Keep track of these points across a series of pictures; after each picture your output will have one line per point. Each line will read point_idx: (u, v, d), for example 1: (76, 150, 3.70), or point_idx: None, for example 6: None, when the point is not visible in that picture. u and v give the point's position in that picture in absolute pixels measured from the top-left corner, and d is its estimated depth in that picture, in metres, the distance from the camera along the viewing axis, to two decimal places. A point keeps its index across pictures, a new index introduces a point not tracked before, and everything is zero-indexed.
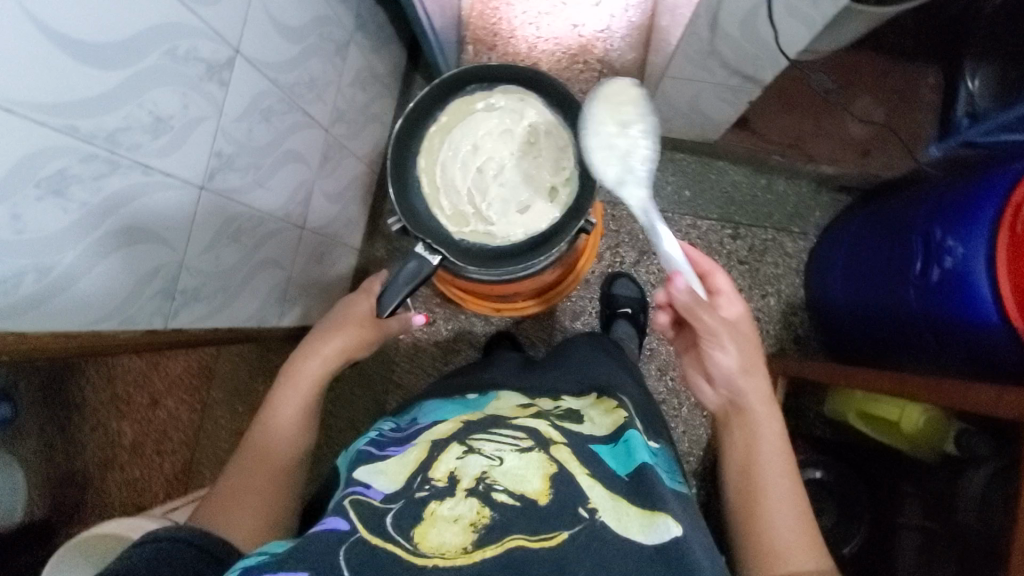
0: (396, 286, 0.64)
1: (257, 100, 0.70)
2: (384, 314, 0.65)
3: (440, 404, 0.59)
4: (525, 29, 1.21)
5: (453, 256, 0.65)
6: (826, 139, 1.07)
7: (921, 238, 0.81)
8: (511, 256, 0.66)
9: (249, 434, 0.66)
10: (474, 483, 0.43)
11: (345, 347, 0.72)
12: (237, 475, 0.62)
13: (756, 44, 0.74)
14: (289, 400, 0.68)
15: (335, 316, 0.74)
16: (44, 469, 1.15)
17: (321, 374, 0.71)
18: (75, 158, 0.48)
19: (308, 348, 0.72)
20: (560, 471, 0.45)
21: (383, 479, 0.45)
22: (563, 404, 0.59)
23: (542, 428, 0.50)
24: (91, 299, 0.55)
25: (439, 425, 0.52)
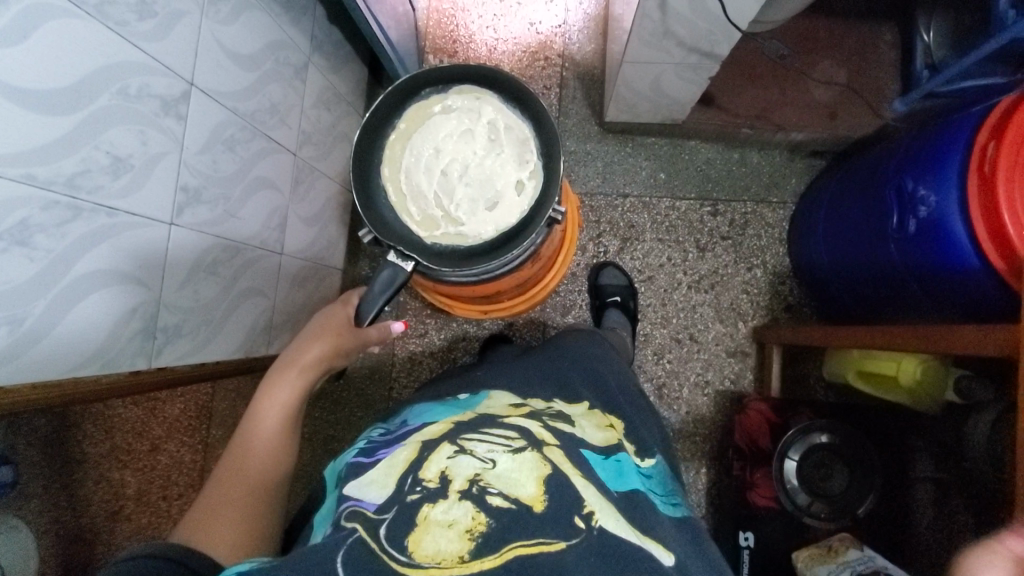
0: (374, 294, 0.65)
1: (218, 131, 0.70)
2: (365, 322, 0.66)
3: (429, 406, 0.59)
4: (483, 32, 1.22)
5: (426, 259, 0.65)
6: (793, 106, 1.06)
7: (894, 191, 0.82)
8: (484, 254, 0.66)
9: (229, 450, 0.65)
10: (467, 485, 0.42)
11: (323, 356, 0.72)
12: (217, 490, 0.60)
13: (709, 20, 0.74)
14: (269, 414, 0.68)
15: (312, 326, 0.74)
16: (52, 529, 1.14)
17: (301, 385, 0.71)
18: (36, 206, 0.48)
19: (286, 360, 0.71)
20: (554, 472, 0.45)
21: (375, 488, 0.44)
22: (555, 405, 0.58)
23: (535, 429, 0.49)
24: (68, 346, 0.54)
25: (429, 426, 0.51)
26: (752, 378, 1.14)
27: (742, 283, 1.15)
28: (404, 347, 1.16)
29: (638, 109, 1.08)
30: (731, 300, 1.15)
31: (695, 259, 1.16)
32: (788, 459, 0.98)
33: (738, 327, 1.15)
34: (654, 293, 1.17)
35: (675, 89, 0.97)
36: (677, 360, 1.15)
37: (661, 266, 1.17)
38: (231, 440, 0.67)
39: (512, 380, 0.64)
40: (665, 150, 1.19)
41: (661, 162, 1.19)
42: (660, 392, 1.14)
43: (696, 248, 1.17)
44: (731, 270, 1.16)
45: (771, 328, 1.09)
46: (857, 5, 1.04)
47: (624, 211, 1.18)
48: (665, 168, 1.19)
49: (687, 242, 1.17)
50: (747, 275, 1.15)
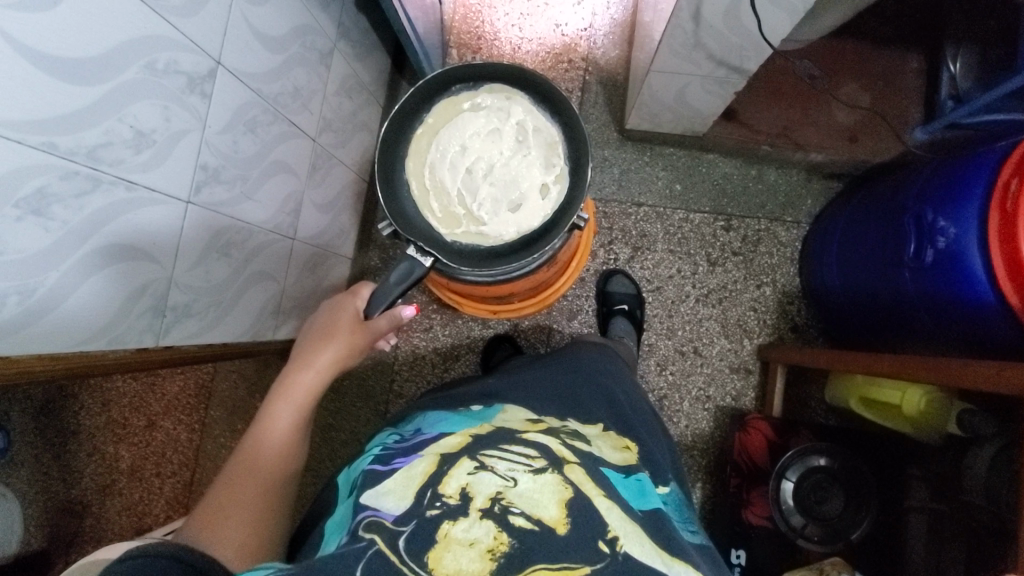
0: (387, 287, 0.63)
1: (241, 112, 0.69)
2: (373, 315, 0.64)
3: (443, 415, 0.58)
4: (508, 30, 1.21)
5: (446, 257, 0.64)
6: (813, 127, 1.06)
7: (912, 220, 0.81)
8: (504, 256, 0.66)
9: (239, 448, 0.65)
10: (489, 503, 0.42)
11: (338, 357, 0.71)
12: (227, 489, 0.60)
13: (743, 36, 0.74)
14: (285, 412, 0.68)
15: (324, 323, 0.73)
16: (40, 499, 1.13)
17: (315, 386, 0.71)
18: (54, 175, 0.47)
19: (299, 358, 0.72)
20: (576, 495, 0.44)
21: (392, 498, 0.44)
22: (571, 424, 0.57)
23: (554, 446, 0.49)
24: (79, 319, 0.54)
25: (446, 437, 0.51)
26: (754, 396, 1.13)
27: (751, 300, 1.15)
28: (408, 340, 1.16)
29: (660, 118, 1.07)
30: (738, 316, 1.15)
31: (705, 273, 1.16)
32: (784, 480, 0.98)
33: (743, 344, 1.15)
34: (662, 303, 1.16)
35: (699, 101, 0.96)
36: (680, 373, 1.15)
37: (671, 277, 1.17)
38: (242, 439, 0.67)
39: (524, 392, 0.63)
40: (683, 161, 1.19)
41: (677, 173, 1.18)
42: (661, 405, 1.14)
43: (707, 262, 1.16)
44: (740, 287, 1.15)
45: (776, 347, 1.08)
46: (884, 30, 1.04)
47: (638, 220, 1.18)
48: (682, 180, 1.18)
49: (698, 255, 1.17)
50: (756, 292, 1.15)
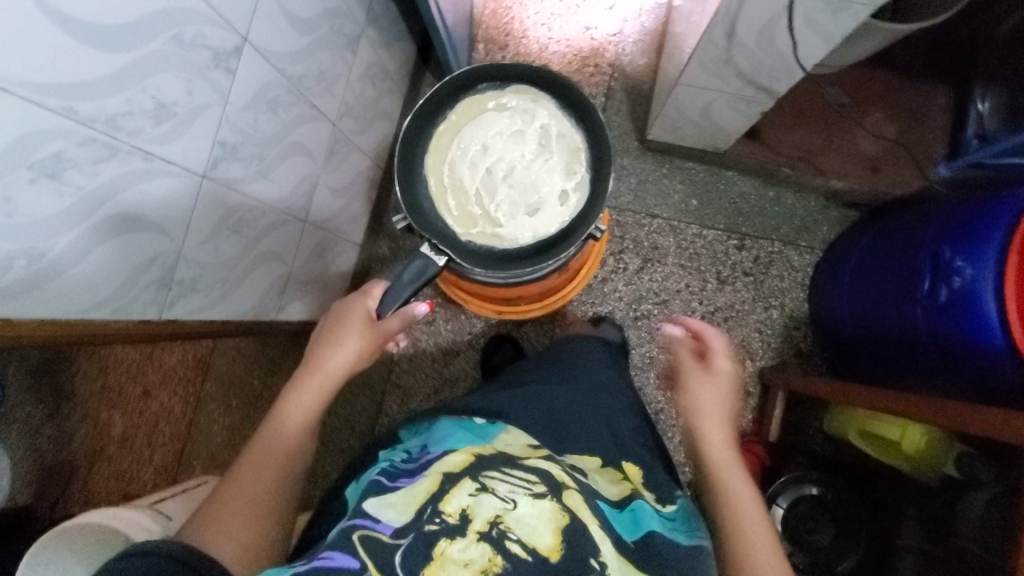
0: (399, 286, 0.63)
1: (263, 91, 0.69)
2: (384, 313, 0.64)
3: (450, 427, 0.57)
4: (537, 29, 1.20)
5: (459, 257, 0.64)
6: (836, 154, 1.05)
7: (929, 257, 0.80)
8: (517, 260, 0.65)
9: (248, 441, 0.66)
10: (487, 526, 0.41)
11: (349, 360, 0.70)
12: (229, 483, 0.61)
13: (775, 58, 0.73)
14: (294, 411, 0.67)
15: (335, 324, 0.72)
16: (31, 456, 1.14)
17: (325, 389, 0.69)
18: (73, 141, 0.46)
19: (313, 358, 0.71)
20: (572, 522, 0.44)
21: (393, 511, 0.44)
22: (571, 457, 0.58)
23: (554, 471, 0.49)
24: (85, 286, 0.53)
25: (451, 455, 0.50)
26: (751, 419, 1.13)
27: (758, 322, 1.14)
28: (410, 332, 1.15)
29: (683, 132, 1.07)
30: (742, 337, 1.14)
31: (714, 291, 1.15)
32: (775, 505, 0.98)
33: (745, 365, 1.14)
34: (667, 317, 1.15)
35: (724, 118, 0.95)
36: None
37: (678, 292, 1.16)
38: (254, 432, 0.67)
39: (526, 413, 0.63)
40: (701, 177, 1.18)
41: (695, 188, 1.18)
42: (657, 419, 1.13)
43: (716, 280, 1.15)
44: (748, 307, 1.14)
45: (778, 372, 1.07)
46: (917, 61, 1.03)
47: (650, 231, 1.17)
48: (698, 195, 1.18)
49: (708, 272, 1.16)
50: (763, 315, 1.14)
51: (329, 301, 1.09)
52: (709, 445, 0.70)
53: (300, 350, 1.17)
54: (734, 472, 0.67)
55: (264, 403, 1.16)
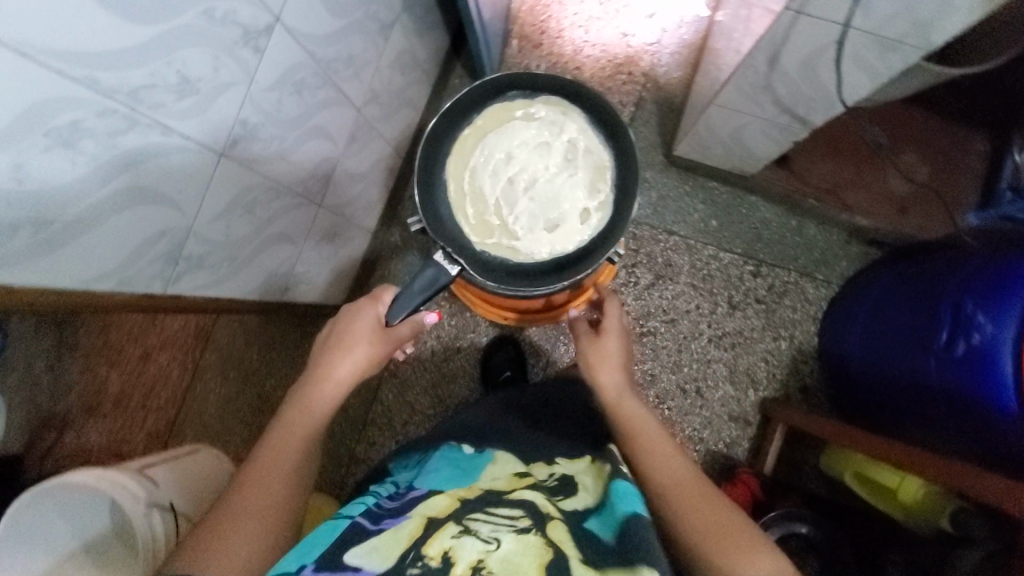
0: (409, 295, 0.59)
1: (291, 72, 0.68)
2: (394, 323, 0.59)
3: (437, 471, 0.62)
4: (573, 31, 1.18)
5: (472, 269, 0.63)
6: (863, 190, 1.05)
7: (950, 309, 0.78)
8: (531, 277, 0.64)
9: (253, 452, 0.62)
10: (469, 570, 0.42)
11: (357, 369, 0.67)
12: (236, 498, 0.58)
13: (816, 90, 0.72)
14: (302, 420, 0.64)
15: (341, 329, 0.68)
16: (26, 406, 1.15)
17: (332, 398, 0.67)
18: (92, 111, 0.46)
19: (321, 365, 0.67)
20: (556, 557, 0.45)
21: (376, 557, 0.44)
22: (553, 476, 0.62)
23: (538, 502, 0.52)
24: (90, 256, 0.53)
25: (434, 499, 0.53)
26: (747, 448, 1.11)
27: (765, 352, 1.12)
28: None
29: (711, 151, 1.05)
30: (747, 365, 1.12)
31: (724, 315, 1.13)
32: None
33: (747, 394, 1.12)
34: (673, 337, 1.14)
35: (755, 142, 0.93)
36: (677, 410, 1.12)
37: (688, 312, 1.14)
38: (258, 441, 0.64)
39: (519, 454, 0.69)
40: (724, 198, 1.16)
41: (716, 209, 1.16)
42: None
43: (727, 304, 1.14)
44: (757, 336, 1.13)
45: (780, 406, 1.05)
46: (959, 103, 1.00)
47: (666, 248, 1.15)
48: (718, 217, 1.16)
49: (720, 295, 1.14)
50: (771, 345, 1.12)
51: (336, 285, 1.08)
52: (615, 408, 0.69)
53: (301, 330, 1.17)
54: (644, 426, 0.66)
55: (263, 377, 1.18)
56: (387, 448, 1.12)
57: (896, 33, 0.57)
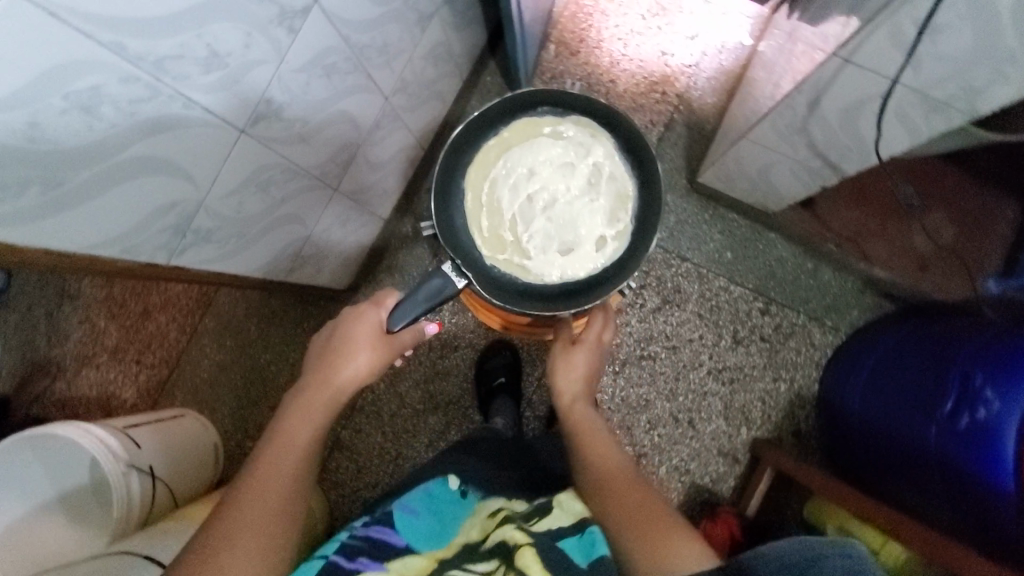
0: (412, 301, 0.61)
1: (322, 56, 0.66)
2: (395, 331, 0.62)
3: (418, 496, 0.71)
4: (612, 43, 1.16)
5: (480, 283, 0.64)
6: (885, 243, 1.01)
7: (958, 378, 0.76)
8: (538, 297, 0.66)
9: (250, 461, 0.62)
10: None
11: (361, 374, 0.66)
12: (231, 508, 0.57)
13: (853, 139, 0.70)
14: (300, 426, 0.63)
15: (344, 332, 0.67)
16: (23, 347, 1.16)
17: (334, 401, 0.66)
18: (114, 77, 0.45)
19: (320, 368, 0.66)
20: None
21: None
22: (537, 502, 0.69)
23: (508, 537, 0.60)
24: (97, 221, 0.52)
25: (408, 552, 0.63)
26: (732, 486, 1.10)
27: (762, 391, 1.11)
28: None
29: (735, 183, 1.03)
30: (743, 403, 1.11)
31: (726, 349, 1.12)
32: None
33: (739, 431, 1.11)
34: (672, 364, 1.12)
35: (781, 181, 0.92)
36: (667, 438, 1.11)
37: (690, 341, 1.12)
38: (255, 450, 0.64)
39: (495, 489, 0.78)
40: (742, 231, 1.14)
41: (732, 241, 1.14)
42: (638, 463, 1.10)
43: (731, 339, 1.12)
44: (757, 375, 1.11)
45: (770, 448, 1.04)
46: None
47: (677, 274, 1.14)
48: (734, 249, 1.14)
49: (725, 329, 1.12)
50: (770, 386, 1.11)
51: (343, 269, 1.07)
52: (569, 418, 0.73)
53: (302, 308, 1.15)
54: (592, 432, 0.70)
55: (259, 351, 1.15)
56: (372, 438, 1.12)
57: (943, 94, 0.55)
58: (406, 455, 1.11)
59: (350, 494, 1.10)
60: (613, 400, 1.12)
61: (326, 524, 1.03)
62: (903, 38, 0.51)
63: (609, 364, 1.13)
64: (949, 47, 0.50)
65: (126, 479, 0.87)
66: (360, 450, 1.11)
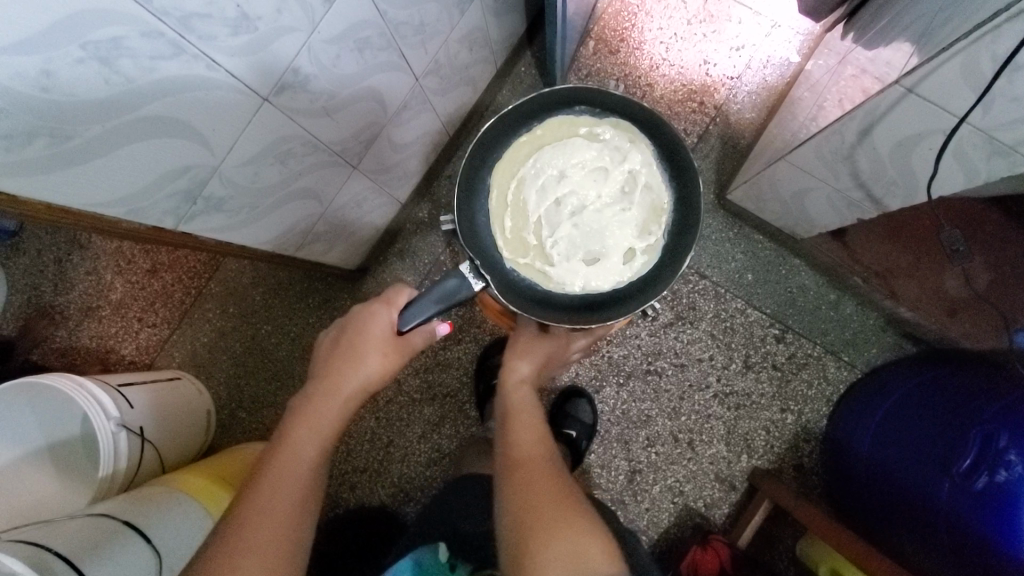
0: (423, 303, 0.59)
1: (355, 29, 0.63)
2: (404, 329, 0.60)
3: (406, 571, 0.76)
4: (654, 45, 1.12)
5: (495, 286, 0.62)
6: (916, 283, 0.95)
7: (978, 436, 0.74)
8: (553, 305, 0.63)
9: (253, 476, 0.58)
10: None
11: (368, 382, 0.64)
12: (238, 532, 0.53)
13: (902, 174, 0.67)
14: (309, 441, 0.60)
15: (352, 336, 0.65)
16: (29, 293, 1.15)
17: (343, 411, 0.63)
18: (136, 30, 0.43)
19: (329, 377, 0.63)
20: None
21: None
22: None
23: None
24: (106, 178, 0.50)
25: None
26: (726, 512, 1.07)
27: (768, 421, 1.08)
28: None
29: (766, 204, 0.99)
30: (747, 430, 1.08)
31: (735, 373, 1.09)
32: None
33: (740, 458, 1.08)
34: (678, 382, 1.09)
35: (815, 209, 0.88)
36: (664, 457, 1.08)
37: (700, 361, 1.09)
38: (256, 465, 0.60)
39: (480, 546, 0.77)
40: (766, 254, 1.10)
41: (755, 263, 1.10)
42: (631, 478, 1.08)
43: (742, 363, 1.09)
44: (764, 402, 1.08)
45: (768, 479, 1.00)
46: None
47: (693, 290, 1.10)
48: (756, 271, 1.10)
49: (737, 352, 1.09)
50: (777, 416, 1.08)
51: (355, 249, 1.05)
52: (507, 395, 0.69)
53: (309, 283, 1.13)
54: (524, 415, 0.66)
55: (261, 321, 1.14)
56: (365, 422, 1.10)
57: (1011, 139, 0.51)
58: (398, 444, 1.09)
59: (338, 475, 1.09)
60: (614, 412, 1.10)
61: None
62: (979, 72, 0.48)
63: (613, 375, 1.10)
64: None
65: (114, 438, 0.85)
66: (353, 434, 1.10)
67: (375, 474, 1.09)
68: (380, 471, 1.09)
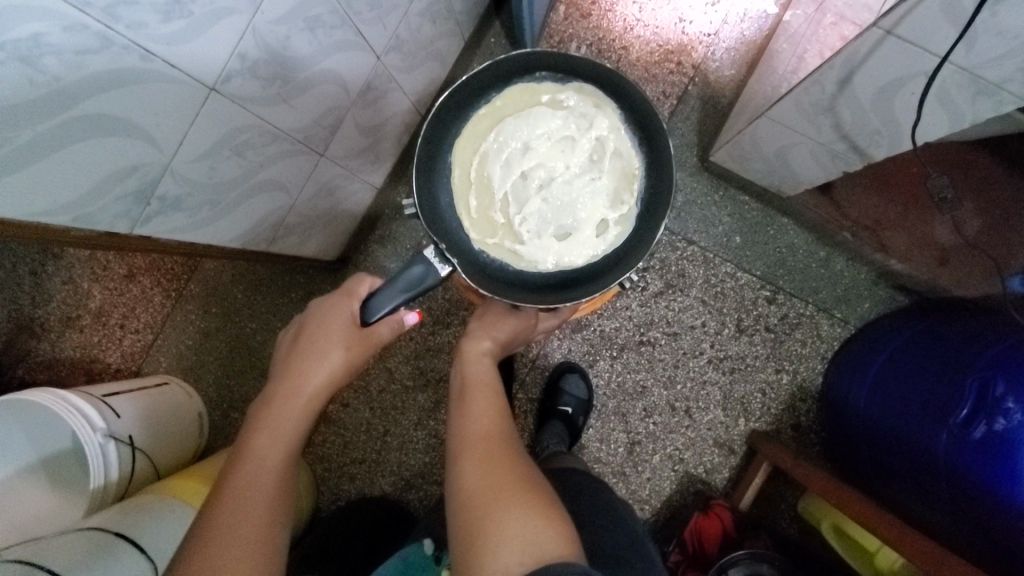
0: (391, 290, 0.58)
1: (303, 7, 0.60)
2: (372, 318, 0.58)
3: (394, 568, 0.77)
4: (627, 5, 1.08)
5: (466, 270, 0.60)
6: (905, 233, 0.93)
7: (975, 387, 0.72)
8: (528, 285, 0.61)
9: (216, 490, 0.56)
10: None
11: (332, 377, 0.62)
12: (201, 552, 0.50)
13: (885, 123, 0.65)
14: (271, 445, 0.58)
15: (310, 330, 0.63)
16: (7, 307, 1.12)
17: (307, 409, 0.61)
18: (58, 24, 0.40)
19: (291, 376, 0.61)
20: None
21: None
22: None
23: None
24: (46, 186, 0.47)
25: None
26: (727, 476, 1.07)
27: (763, 382, 1.07)
28: None
29: (750, 164, 0.97)
30: (743, 393, 1.07)
31: (729, 337, 1.08)
32: None
33: (737, 422, 1.07)
34: (672, 351, 1.08)
35: (801, 164, 0.86)
36: (661, 426, 1.07)
37: (692, 327, 1.08)
38: (220, 477, 0.58)
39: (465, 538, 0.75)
40: (753, 216, 1.08)
41: (742, 225, 1.08)
42: (631, 450, 1.08)
43: (734, 327, 1.08)
44: (758, 364, 1.07)
45: (766, 441, 1.00)
46: None
47: (682, 257, 1.09)
48: (743, 233, 1.08)
49: (729, 316, 1.08)
50: (772, 376, 1.07)
51: (333, 239, 1.03)
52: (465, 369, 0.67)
53: (290, 277, 1.10)
54: (482, 388, 0.64)
55: (245, 319, 1.12)
56: (358, 413, 1.09)
57: (998, 77, 0.49)
58: (393, 432, 1.08)
59: (335, 468, 1.09)
60: (609, 385, 1.09)
61: (309, 500, 1.01)
62: (958, 11, 0.46)
63: (606, 348, 1.09)
64: (1012, 21, 0.43)
65: (102, 450, 0.84)
66: (348, 426, 1.09)
67: (373, 465, 1.08)
68: (378, 461, 1.08)
